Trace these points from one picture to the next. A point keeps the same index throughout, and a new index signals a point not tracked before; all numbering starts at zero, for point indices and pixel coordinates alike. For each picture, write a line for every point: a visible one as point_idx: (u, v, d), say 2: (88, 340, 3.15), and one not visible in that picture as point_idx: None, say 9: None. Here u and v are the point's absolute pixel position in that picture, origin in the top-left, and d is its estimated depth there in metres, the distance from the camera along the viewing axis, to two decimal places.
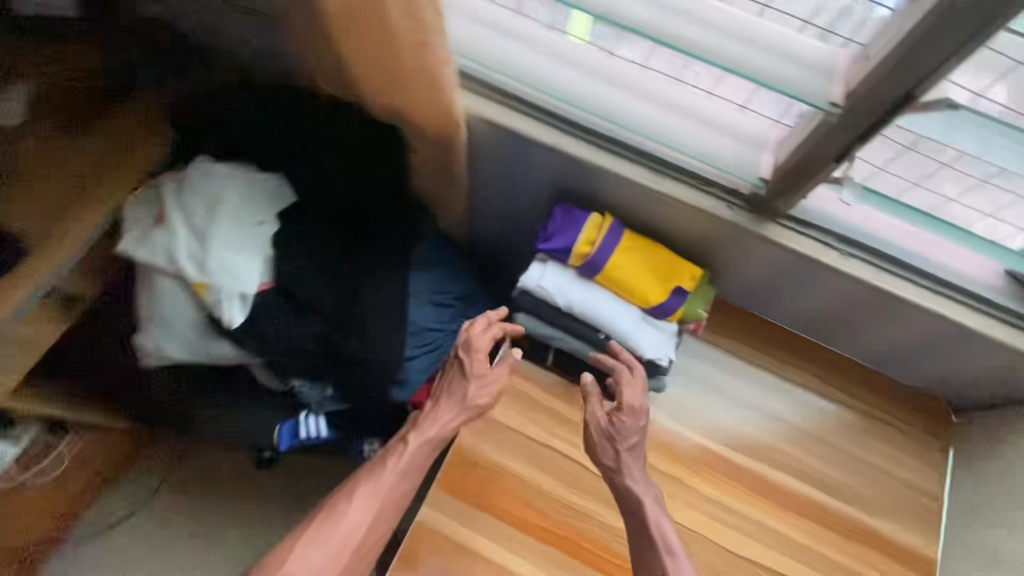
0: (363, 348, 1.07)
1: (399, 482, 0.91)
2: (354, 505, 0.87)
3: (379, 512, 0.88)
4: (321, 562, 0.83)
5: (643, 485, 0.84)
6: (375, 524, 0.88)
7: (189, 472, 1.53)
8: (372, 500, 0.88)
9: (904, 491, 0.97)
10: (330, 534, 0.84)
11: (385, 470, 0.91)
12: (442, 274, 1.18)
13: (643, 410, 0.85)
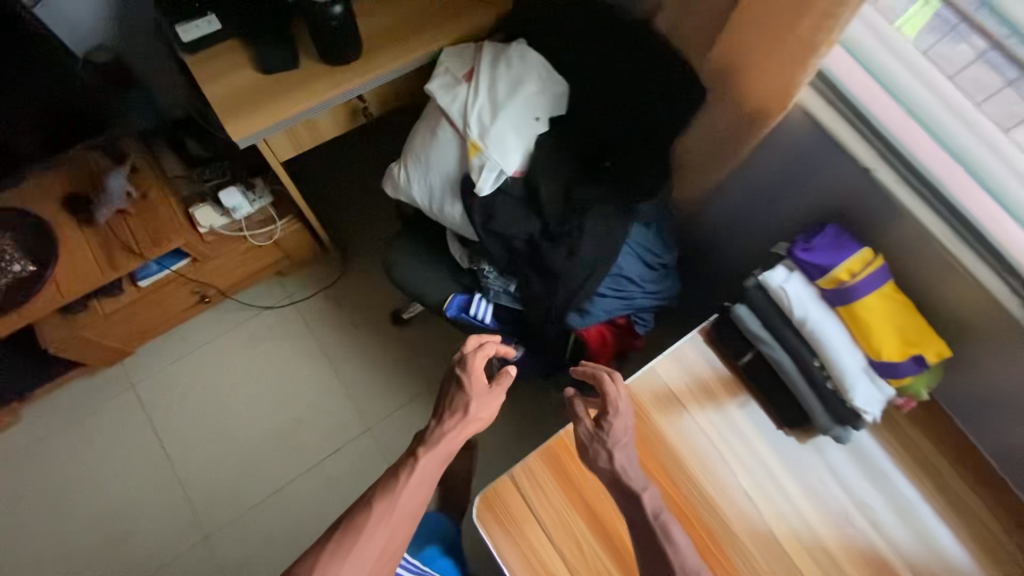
0: (566, 266, 1.11)
1: (413, 504, 0.93)
2: (368, 532, 0.87)
3: (391, 537, 0.89)
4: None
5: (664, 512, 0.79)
6: (388, 544, 0.89)
7: (341, 294, 1.74)
8: (386, 526, 0.89)
9: None
10: (351, 555, 0.84)
11: (400, 490, 0.92)
12: (661, 238, 1.19)
13: (626, 409, 0.86)
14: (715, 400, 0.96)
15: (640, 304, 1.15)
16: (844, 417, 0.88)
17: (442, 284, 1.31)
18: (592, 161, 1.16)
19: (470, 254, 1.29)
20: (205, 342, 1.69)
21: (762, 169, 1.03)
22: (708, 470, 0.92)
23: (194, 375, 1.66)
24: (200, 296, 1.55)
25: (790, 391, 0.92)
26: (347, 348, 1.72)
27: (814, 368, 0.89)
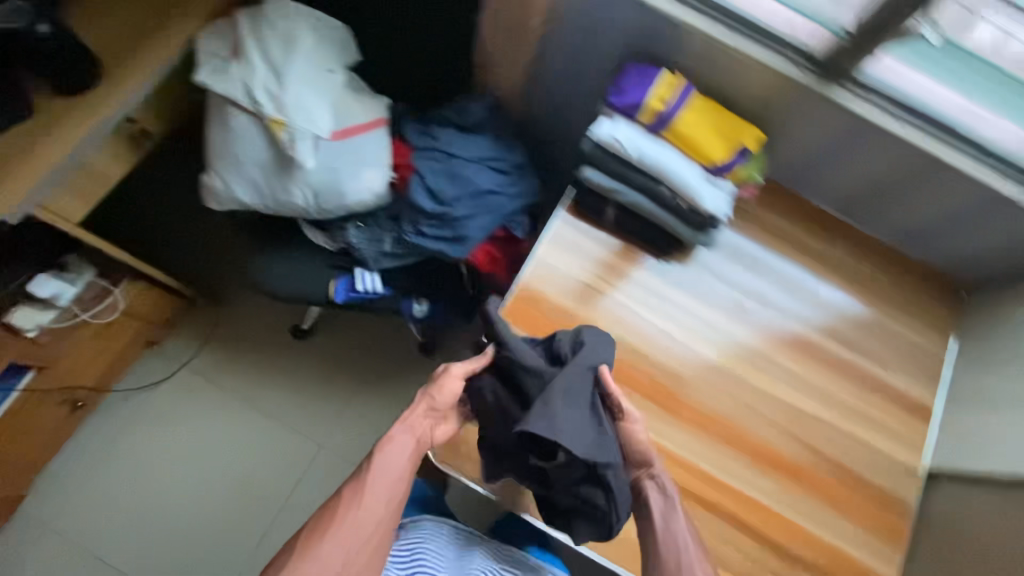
0: (420, 200, 1.12)
1: (381, 507, 0.85)
2: (339, 524, 0.83)
3: (371, 527, 0.84)
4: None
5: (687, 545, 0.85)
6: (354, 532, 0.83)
7: (230, 338, 1.60)
8: (362, 509, 0.84)
9: (918, 353, 1.07)
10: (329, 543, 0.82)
11: (366, 477, 0.86)
12: (499, 139, 1.18)
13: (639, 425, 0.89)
14: (611, 269, 1.04)
15: (509, 209, 1.15)
16: (704, 225, 0.99)
17: (317, 276, 1.23)
18: (422, 104, 1.22)
19: (329, 232, 1.24)
20: (107, 448, 1.51)
21: (557, 37, 1.06)
22: (626, 336, 1.01)
23: (113, 482, 1.50)
24: (72, 406, 1.39)
25: (656, 225, 1.01)
26: (261, 385, 1.60)
27: (667, 196, 0.97)
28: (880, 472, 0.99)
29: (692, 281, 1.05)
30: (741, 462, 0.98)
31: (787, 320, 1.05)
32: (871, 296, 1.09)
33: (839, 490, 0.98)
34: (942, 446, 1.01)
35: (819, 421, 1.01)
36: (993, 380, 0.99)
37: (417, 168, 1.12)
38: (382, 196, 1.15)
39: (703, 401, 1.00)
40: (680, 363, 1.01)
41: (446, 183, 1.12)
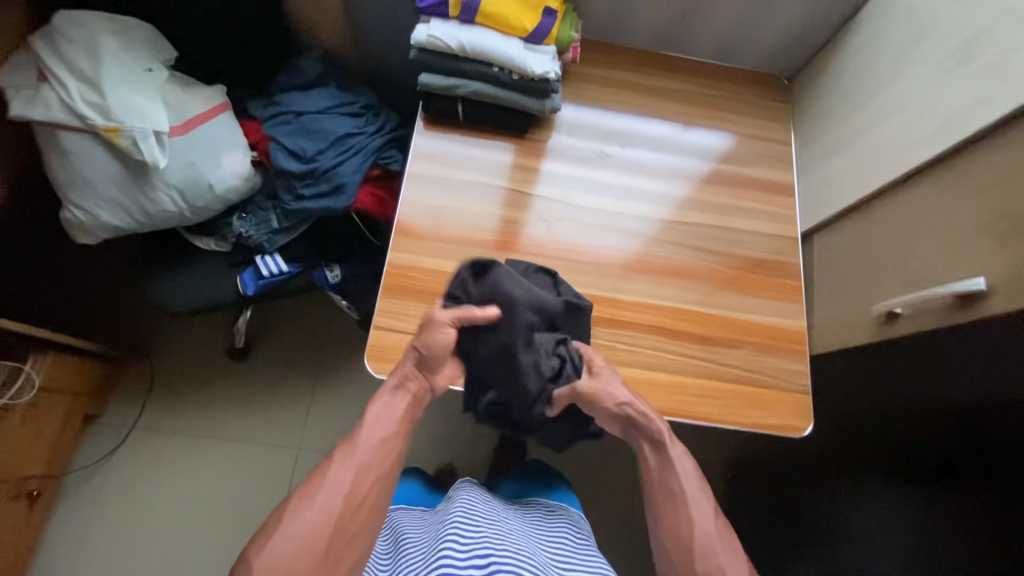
0: (288, 164, 1.15)
1: (365, 488, 0.78)
2: (327, 481, 0.77)
3: (362, 482, 0.78)
4: (273, 563, 0.70)
5: (696, 495, 0.82)
6: (336, 506, 0.75)
7: (168, 385, 1.57)
8: (352, 464, 0.78)
9: (767, 142, 1.19)
10: (315, 500, 0.75)
11: (350, 448, 0.80)
12: (343, 88, 1.23)
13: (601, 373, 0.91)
14: (475, 160, 1.10)
15: (375, 146, 1.19)
16: (543, 91, 1.06)
17: (222, 277, 1.25)
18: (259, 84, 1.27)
19: (218, 234, 1.27)
20: (79, 537, 1.44)
21: None
22: (506, 211, 1.08)
23: (97, 562, 1.43)
24: (29, 498, 1.35)
25: (502, 106, 1.08)
26: (218, 416, 1.57)
27: (499, 75, 1.04)
28: (768, 248, 1.11)
29: (553, 147, 1.14)
30: (648, 282, 1.07)
31: (645, 156, 1.16)
32: (710, 110, 1.21)
33: (737, 274, 1.08)
34: (808, 209, 1.13)
35: (701, 225, 1.11)
36: (826, 137, 1.13)
37: (273, 136, 1.16)
38: (250, 174, 1.16)
39: (600, 245, 1.08)
40: (570, 220, 1.10)
41: (304, 141, 1.16)
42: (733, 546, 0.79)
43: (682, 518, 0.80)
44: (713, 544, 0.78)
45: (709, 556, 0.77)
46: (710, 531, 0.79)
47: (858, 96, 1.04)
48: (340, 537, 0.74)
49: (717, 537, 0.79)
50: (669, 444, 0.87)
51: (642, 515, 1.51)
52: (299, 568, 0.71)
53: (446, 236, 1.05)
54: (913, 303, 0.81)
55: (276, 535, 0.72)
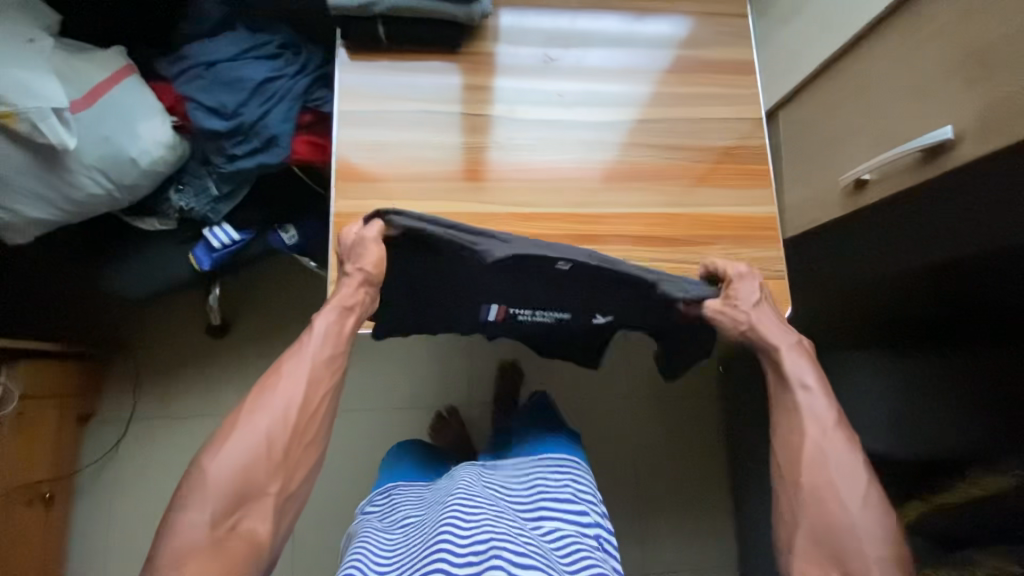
0: (211, 122, 1.06)
1: (316, 397, 0.83)
2: (278, 388, 0.81)
3: (310, 393, 0.82)
4: (225, 471, 0.75)
5: (826, 421, 0.80)
6: (287, 421, 0.80)
7: (156, 372, 1.57)
8: (299, 376, 0.82)
9: (724, 18, 1.09)
10: (264, 407, 0.80)
11: (294, 371, 0.83)
12: (253, 28, 1.11)
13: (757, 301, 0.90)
14: (407, 86, 1.01)
15: (300, 88, 1.10)
16: None
17: (175, 256, 1.20)
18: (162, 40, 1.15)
19: (160, 213, 1.20)
20: (106, 528, 1.48)
21: None
22: (456, 138, 1.01)
23: (127, 548, 1.47)
24: (43, 501, 1.37)
25: (426, 19, 0.97)
26: (212, 394, 1.57)
27: None
28: (731, 134, 1.04)
29: (490, 60, 1.04)
30: (612, 191, 1.02)
31: (591, 54, 1.07)
32: None
33: (703, 167, 1.03)
34: (771, 84, 1.06)
35: (662, 120, 1.05)
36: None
37: (186, 94, 1.06)
38: (175, 142, 1.09)
39: (558, 160, 1.02)
40: (521, 139, 1.02)
41: (222, 94, 1.06)
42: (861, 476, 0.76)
43: (799, 430, 0.81)
44: (830, 461, 0.78)
45: (824, 476, 0.77)
46: (833, 456, 0.78)
47: None
48: (294, 444, 0.80)
49: (838, 463, 0.78)
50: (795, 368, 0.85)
51: (640, 419, 1.57)
52: (255, 471, 0.76)
53: (391, 175, 0.99)
54: (882, 167, 0.78)
55: (230, 441, 0.77)
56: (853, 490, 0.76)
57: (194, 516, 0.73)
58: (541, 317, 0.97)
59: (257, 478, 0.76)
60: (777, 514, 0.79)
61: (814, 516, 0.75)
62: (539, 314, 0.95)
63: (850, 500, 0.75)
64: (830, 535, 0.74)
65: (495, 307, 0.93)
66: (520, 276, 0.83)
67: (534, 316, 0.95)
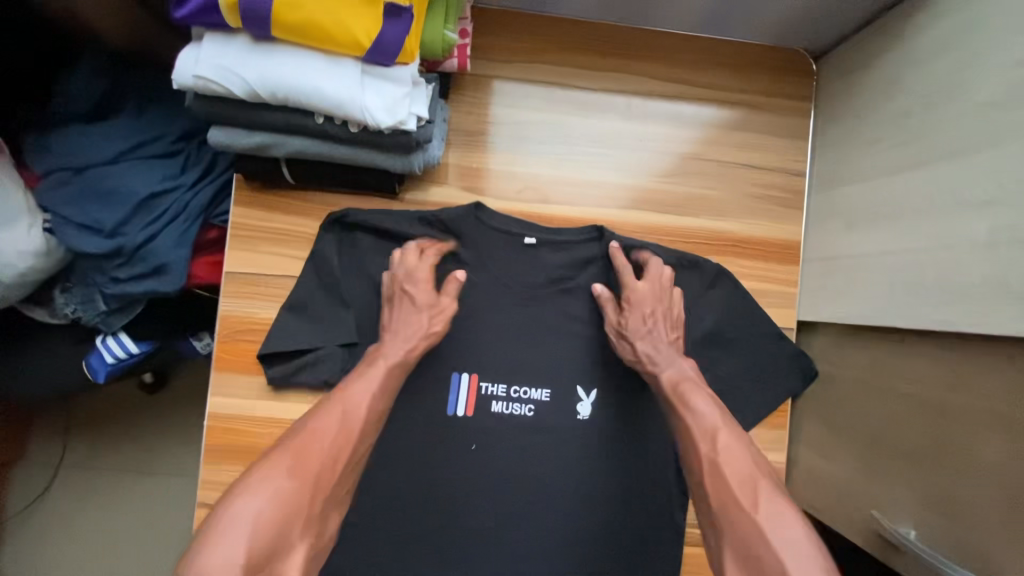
0: (78, 244, 0.82)
1: (373, 416, 0.65)
2: (320, 415, 0.62)
3: (372, 409, 0.65)
4: (270, 507, 0.53)
5: (711, 422, 0.63)
6: (346, 441, 0.61)
7: (86, 421, 1.44)
8: (356, 392, 0.64)
9: (763, 178, 0.80)
10: (315, 428, 0.60)
11: (354, 387, 0.65)
12: (142, 113, 0.86)
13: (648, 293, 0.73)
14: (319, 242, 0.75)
15: (199, 201, 0.85)
16: (402, 146, 0.68)
17: (66, 362, 1.02)
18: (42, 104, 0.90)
19: (49, 309, 1.01)
20: None
21: None
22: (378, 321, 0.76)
23: None
24: None
25: (346, 164, 0.71)
26: (144, 451, 1.45)
27: (325, 127, 0.65)
28: None
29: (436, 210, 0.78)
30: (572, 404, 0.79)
31: (574, 210, 0.79)
32: (682, 126, 0.80)
33: None
34: (809, 289, 0.78)
35: None
36: (846, 186, 0.73)
37: (48, 207, 0.82)
38: (47, 250, 0.88)
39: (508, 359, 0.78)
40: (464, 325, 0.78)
41: (96, 208, 0.82)
42: (763, 483, 0.58)
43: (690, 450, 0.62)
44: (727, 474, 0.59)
45: (723, 488, 0.58)
46: (729, 474, 0.59)
47: (903, 137, 0.64)
48: (330, 478, 0.59)
49: (736, 467, 0.60)
50: (678, 367, 0.70)
51: None
52: (290, 513, 0.54)
53: None
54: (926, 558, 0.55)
55: (262, 481, 0.55)
56: (773, 503, 0.56)
57: (210, 563, 0.49)
58: (517, 407, 0.76)
59: (286, 526, 0.53)
60: (704, 545, 0.58)
61: (731, 539, 0.55)
62: (516, 400, 0.76)
63: (761, 508, 0.56)
64: (755, 557, 0.53)
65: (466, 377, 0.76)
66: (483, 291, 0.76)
67: (511, 398, 0.75)
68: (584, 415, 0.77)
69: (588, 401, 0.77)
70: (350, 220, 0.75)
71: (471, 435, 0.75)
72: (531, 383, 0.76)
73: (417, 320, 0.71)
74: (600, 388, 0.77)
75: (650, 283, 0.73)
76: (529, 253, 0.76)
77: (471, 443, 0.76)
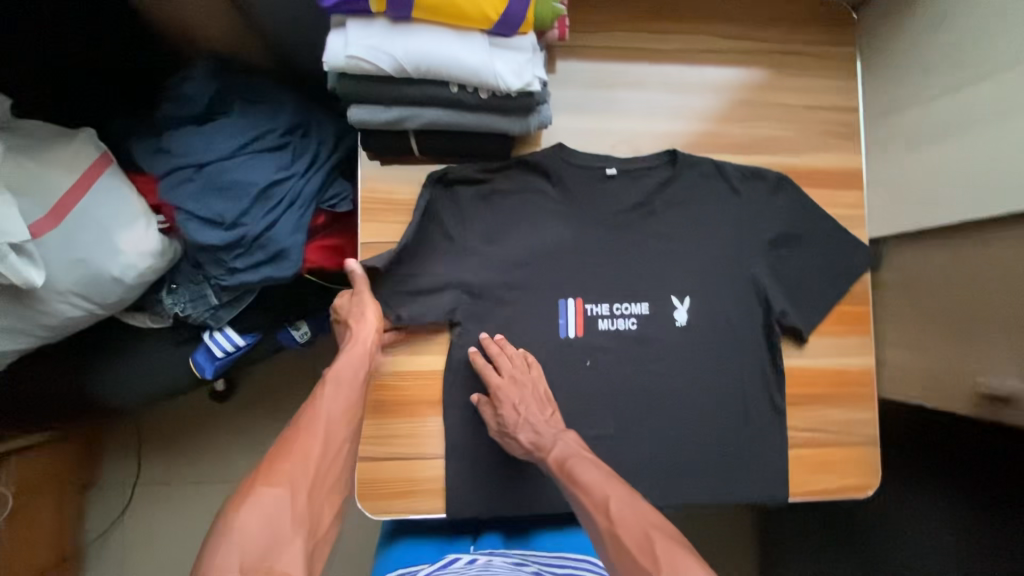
0: (204, 235, 0.88)
1: (343, 420, 0.68)
2: (295, 434, 0.64)
3: (336, 419, 0.67)
4: (257, 517, 0.56)
5: (599, 491, 0.65)
6: (324, 454, 0.64)
7: (157, 438, 1.44)
8: (325, 401, 0.68)
9: (824, 117, 0.90)
10: (292, 446, 0.63)
11: (319, 403, 0.68)
12: (251, 109, 0.91)
13: (524, 377, 0.78)
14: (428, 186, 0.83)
15: (311, 186, 0.91)
16: (523, 108, 0.76)
17: (174, 361, 1.06)
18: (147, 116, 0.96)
19: (153, 312, 1.05)
20: None
21: None
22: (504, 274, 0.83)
23: None
24: None
25: (468, 131, 0.78)
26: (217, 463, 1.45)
27: (457, 96, 0.73)
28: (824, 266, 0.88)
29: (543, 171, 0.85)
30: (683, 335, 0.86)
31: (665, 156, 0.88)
32: (748, 76, 0.90)
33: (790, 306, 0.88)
34: (879, 208, 0.88)
35: None
36: (903, 111, 0.83)
37: (174, 204, 0.88)
38: (164, 249, 0.92)
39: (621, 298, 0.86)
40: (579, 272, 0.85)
41: (219, 201, 0.88)
42: (656, 533, 0.59)
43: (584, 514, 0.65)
44: (622, 530, 0.60)
45: (625, 547, 0.58)
46: (633, 525, 0.60)
47: (957, 60, 0.75)
48: (313, 484, 0.61)
49: (629, 529, 0.60)
50: (563, 446, 0.73)
51: None
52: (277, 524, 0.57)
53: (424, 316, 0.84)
54: None
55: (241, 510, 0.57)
56: (679, 557, 0.56)
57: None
58: (621, 322, 0.84)
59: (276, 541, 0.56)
60: None
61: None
62: (619, 316, 0.84)
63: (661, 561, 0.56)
64: None
65: (571, 303, 0.83)
66: (584, 224, 0.85)
67: (615, 314, 0.83)
68: (682, 320, 0.84)
69: (683, 308, 0.84)
70: (449, 178, 0.82)
71: (587, 350, 0.83)
72: (629, 300, 0.84)
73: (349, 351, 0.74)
74: (707, 316, 0.85)
75: (508, 374, 0.78)
76: (612, 182, 0.85)
77: (585, 359, 0.84)
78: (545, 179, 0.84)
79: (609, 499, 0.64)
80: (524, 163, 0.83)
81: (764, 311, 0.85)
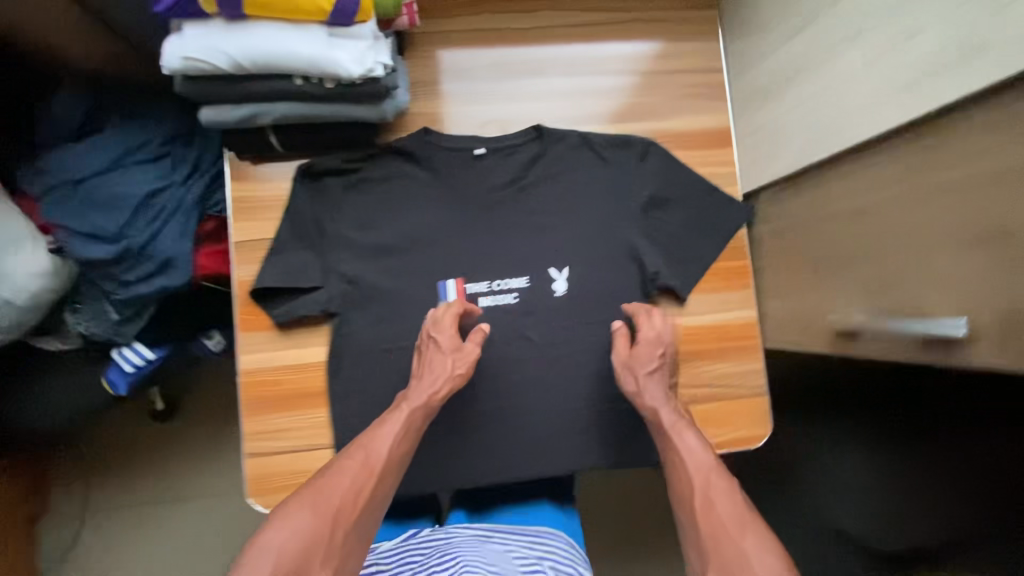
0: (88, 250, 0.88)
1: (396, 454, 0.67)
2: (339, 462, 0.64)
3: (391, 451, 0.67)
4: (291, 538, 0.55)
5: (704, 459, 0.66)
6: (363, 483, 0.63)
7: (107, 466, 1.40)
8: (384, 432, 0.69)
9: (688, 80, 0.92)
10: (325, 480, 0.61)
11: (383, 431, 0.69)
12: (128, 124, 0.93)
13: (661, 341, 0.79)
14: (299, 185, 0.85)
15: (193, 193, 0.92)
16: (375, 94, 0.77)
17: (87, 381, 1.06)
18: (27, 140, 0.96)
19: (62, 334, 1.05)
20: None
21: None
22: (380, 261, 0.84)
23: None
24: None
25: (326, 122, 0.80)
26: None
27: (304, 88, 0.74)
28: None
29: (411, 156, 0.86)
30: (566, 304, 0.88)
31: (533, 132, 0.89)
32: (610, 47, 0.92)
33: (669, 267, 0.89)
34: (746, 163, 0.90)
35: None
36: (755, 67, 0.86)
37: (56, 222, 0.88)
38: (57, 269, 0.92)
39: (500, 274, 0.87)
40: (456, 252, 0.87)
41: (100, 215, 0.88)
42: (749, 516, 0.58)
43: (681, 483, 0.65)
44: (717, 502, 0.60)
45: (716, 523, 0.58)
46: (722, 500, 0.61)
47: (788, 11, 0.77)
48: (347, 510, 0.59)
49: (724, 504, 0.60)
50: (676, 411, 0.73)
51: None
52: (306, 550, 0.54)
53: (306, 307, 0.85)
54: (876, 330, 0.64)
55: (276, 526, 0.56)
56: (752, 527, 0.57)
57: None
58: (502, 296, 0.85)
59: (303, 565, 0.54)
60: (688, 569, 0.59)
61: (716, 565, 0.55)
62: (498, 291, 0.85)
63: (747, 540, 0.56)
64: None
65: (451, 283, 0.84)
66: (457, 205, 0.86)
67: (493, 289, 0.84)
68: (561, 290, 0.86)
69: (561, 278, 0.86)
70: (316, 170, 0.84)
71: (470, 329, 0.84)
72: (506, 276, 0.85)
73: (435, 365, 0.76)
74: (585, 283, 0.86)
75: (646, 341, 0.79)
76: (481, 162, 0.86)
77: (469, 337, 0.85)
78: (413, 163, 0.86)
79: (708, 473, 0.64)
80: (390, 150, 0.85)
81: (639, 273, 0.86)
